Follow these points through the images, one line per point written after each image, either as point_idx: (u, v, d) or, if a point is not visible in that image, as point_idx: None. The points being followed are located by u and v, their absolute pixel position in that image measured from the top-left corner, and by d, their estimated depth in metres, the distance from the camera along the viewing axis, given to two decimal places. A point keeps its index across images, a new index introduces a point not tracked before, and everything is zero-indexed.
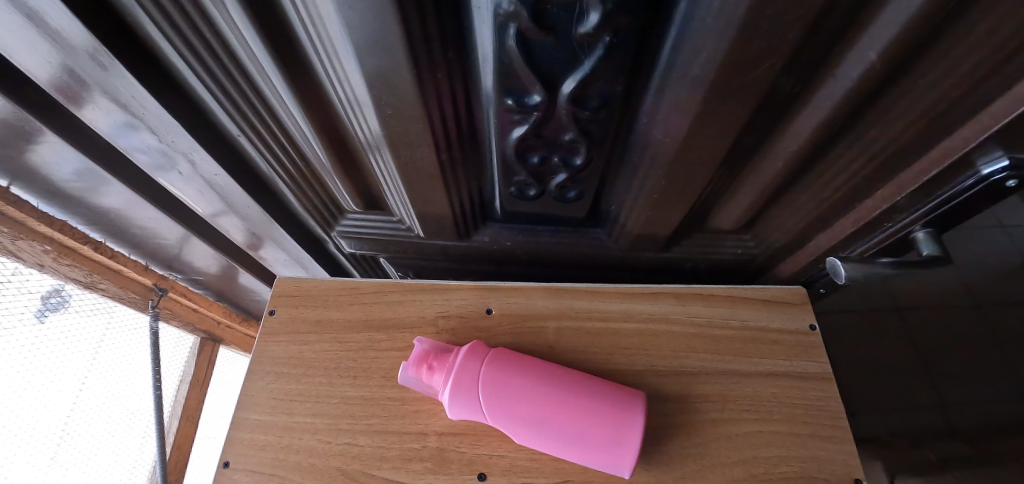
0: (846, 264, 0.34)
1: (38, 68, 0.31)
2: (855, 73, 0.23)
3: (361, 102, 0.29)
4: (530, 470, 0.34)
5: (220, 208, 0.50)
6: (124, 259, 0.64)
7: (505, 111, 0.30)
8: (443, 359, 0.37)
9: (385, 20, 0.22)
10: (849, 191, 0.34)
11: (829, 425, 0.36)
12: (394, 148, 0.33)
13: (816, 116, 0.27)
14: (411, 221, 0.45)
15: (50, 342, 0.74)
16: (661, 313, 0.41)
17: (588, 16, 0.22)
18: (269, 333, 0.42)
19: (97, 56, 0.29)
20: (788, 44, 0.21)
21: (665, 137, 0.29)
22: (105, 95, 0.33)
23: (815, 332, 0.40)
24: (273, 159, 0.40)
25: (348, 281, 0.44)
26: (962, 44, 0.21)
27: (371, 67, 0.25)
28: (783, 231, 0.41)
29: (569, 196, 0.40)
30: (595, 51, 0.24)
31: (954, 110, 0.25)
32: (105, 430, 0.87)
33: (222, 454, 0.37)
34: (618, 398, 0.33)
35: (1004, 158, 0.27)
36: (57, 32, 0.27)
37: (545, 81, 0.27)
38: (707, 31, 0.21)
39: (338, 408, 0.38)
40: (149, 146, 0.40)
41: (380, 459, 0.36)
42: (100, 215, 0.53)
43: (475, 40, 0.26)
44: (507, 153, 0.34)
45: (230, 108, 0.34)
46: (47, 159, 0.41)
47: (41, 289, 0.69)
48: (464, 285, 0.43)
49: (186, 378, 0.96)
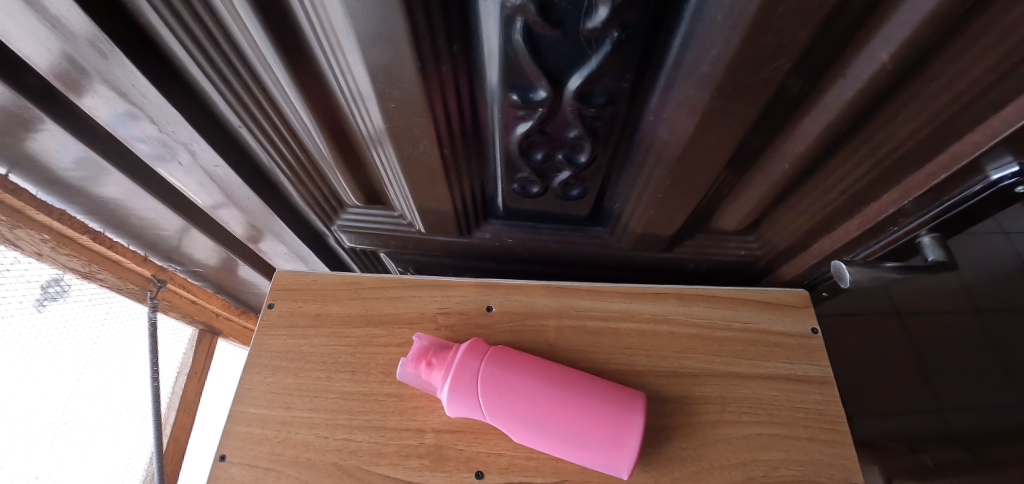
0: (851, 268, 0.34)
1: (39, 55, 0.31)
2: (865, 75, 0.23)
3: (363, 94, 0.29)
4: (528, 468, 0.34)
5: (219, 199, 0.50)
6: (123, 250, 0.63)
7: (510, 106, 0.29)
8: (442, 356, 0.36)
9: (389, 11, 0.22)
10: (854, 194, 0.33)
11: (828, 429, 0.36)
12: (397, 142, 0.33)
13: (824, 117, 0.26)
14: (412, 216, 0.45)
15: (49, 331, 0.74)
16: (662, 314, 0.41)
17: (597, 10, 0.21)
18: (267, 327, 0.42)
19: (97, 44, 0.28)
20: (799, 43, 0.21)
21: (672, 135, 0.29)
22: (106, 84, 0.33)
23: (816, 335, 0.40)
24: (273, 150, 0.39)
25: (347, 276, 0.44)
26: (977, 48, 0.21)
27: (374, 58, 0.25)
28: (787, 233, 0.40)
29: (572, 194, 0.39)
30: (603, 47, 0.24)
31: (965, 112, 0.24)
32: (102, 421, 0.88)
33: (219, 447, 0.37)
34: (618, 398, 0.33)
35: (1015, 165, 0.27)
36: (57, 18, 0.27)
37: (551, 78, 0.26)
38: (716, 27, 0.21)
39: (336, 403, 0.38)
40: (149, 136, 0.40)
41: (378, 456, 0.36)
42: (100, 205, 0.53)
43: (482, 33, 0.26)
44: (511, 150, 0.34)
45: (230, 99, 0.33)
46: (46, 146, 0.40)
47: (40, 278, 0.68)
48: (465, 282, 0.43)
49: (184, 369, 0.96)
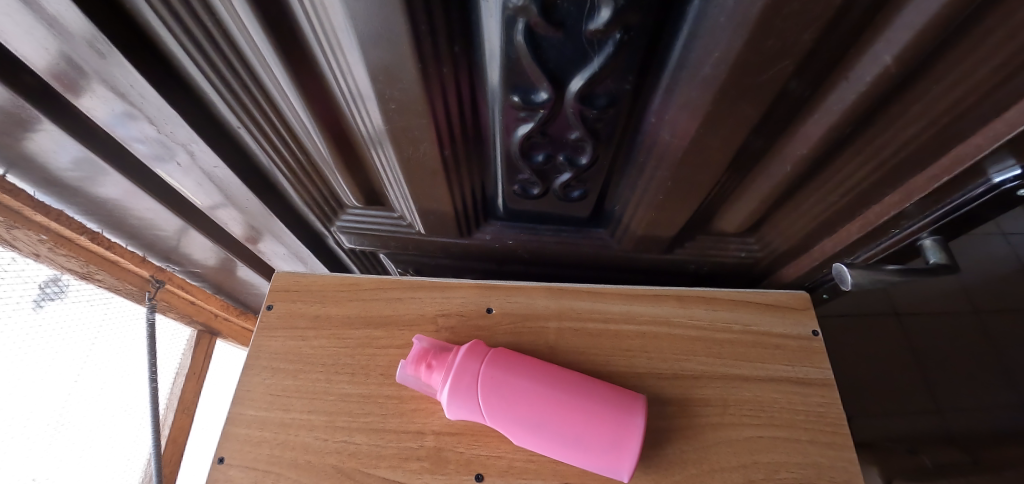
0: (851, 270, 0.34)
1: (36, 55, 0.30)
2: (868, 77, 0.23)
3: (364, 95, 0.28)
4: (528, 471, 0.34)
5: (219, 200, 0.50)
6: (121, 250, 0.63)
7: (511, 107, 0.29)
8: (442, 358, 0.36)
9: (390, 11, 0.22)
10: (856, 196, 0.33)
11: (829, 432, 0.36)
12: (397, 143, 0.32)
13: (826, 120, 0.26)
14: (412, 217, 0.45)
15: (47, 331, 0.74)
16: (662, 316, 0.41)
17: (599, 12, 0.21)
18: (266, 328, 0.41)
19: (95, 44, 0.28)
20: (802, 45, 0.21)
21: (673, 137, 0.29)
22: (104, 84, 0.33)
23: (817, 338, 0.40)
24: (272, 151, 0.39)
25: (347, 277, 0.43)
26: (980, 51, 0.21)
27: (375, 59, 0.25)
28: (788, 235, 0.40)
29: (572, 195, 0.39)
30: (605, 49, 0.24)
31: (968, 115, 0.24)
32: (100, 421, 0.88)
33: (217, 450, 0.36)
34: (619, 401, 0.33)
35: (1017, 168, 0.27)
36: (54, 17, 0.26)
37: (553, 79, 0.26)
38: (719, 29, 0.21)
39: (335, 405, 0.38)
40: (148, 137, 0.39)
41: (377, 458, 0.35)
42: (98, 205, 0.52)
43: (484, 34, 0.25)
44: (512, 151, 0.33)
45: (230, 99, 0.33)
46: (44, 147, 0.40)
47: (38, 278, 0.68)
48: (465, 283, 0.43)
49: (183, 370, 0.96)
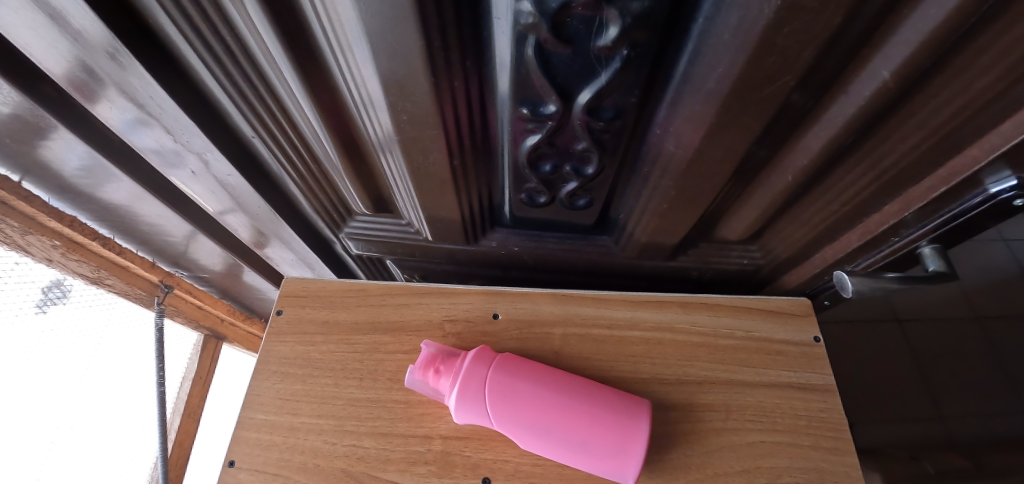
0: (852, 277, 0.36)
1: (57, 65, 0.31)
2: (867, 91, 0.23)
3: (377, 106, 0.29)
4: (533, 475, 0.35)
5: (229, 206, 0.50)
6: (132, 255, 0.64)
7: (519, 118, 0.30)
8: (449, 363, 0.37)
9: (404, 26, 0.23)
10: (856, 205, 0.34)
11: (831, 437, 0.36)
12: (407, 153, 0.33)
13: (827, 132, 0.27)
14: (420, 225, 0.45)
15: (51, 335, 0.74)
16: (666, 322, 0.41)
17: (607, 30, 0.22)
18: (275, 333, 0.42)
19: (116, 55, 0.29)
20: (803, 61, 0.21)
21: (677, 148, 0.29)
22: (122, 94, 0.33)
23: (819, 344, 0.40)
24: (284, 158, 0.40)
25: (355, 283, 0.44)
26: (975, 67, 0.21)
27: (389, 71, 0.26)
28: (790, 243, 0.41)
29: (578, 204, 0.40)
30: (612, 63, 0.24)
31: (966, 126, 0.25)
32: (104, 424, 0.88)
33: (228, 453, 0.37)
34: (623, 405, 0.33)
35: (1013, 178, 0.27)
36: (78, 32, 0.27)
37: (560, 92, 0.27)
38: (721, 46, 0.21)
39: (344, 409, 0.38)
40: (162, 145, 0.40)
41: (385, 461, 0.36)
42: (108, 211, 0.53)
43: (495, 48, 0.26)
44: (519, 161, 0.34)
45: (244, 109, 0.34)
46: (58, 153, 0.41)
47: (42, 280, 0.68)
48: (471, 289, 0.43)
49: (189, 374, 0.97)
